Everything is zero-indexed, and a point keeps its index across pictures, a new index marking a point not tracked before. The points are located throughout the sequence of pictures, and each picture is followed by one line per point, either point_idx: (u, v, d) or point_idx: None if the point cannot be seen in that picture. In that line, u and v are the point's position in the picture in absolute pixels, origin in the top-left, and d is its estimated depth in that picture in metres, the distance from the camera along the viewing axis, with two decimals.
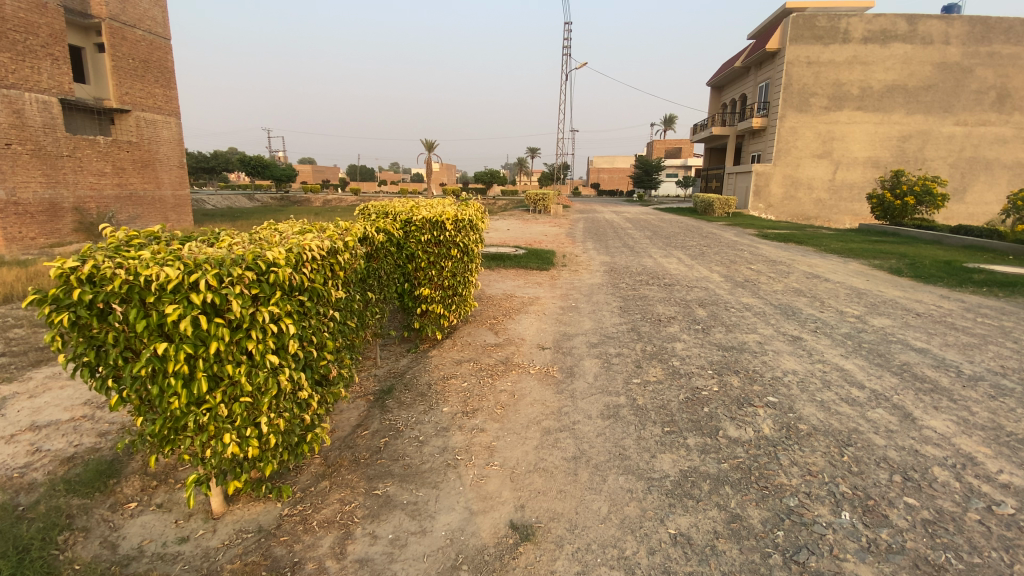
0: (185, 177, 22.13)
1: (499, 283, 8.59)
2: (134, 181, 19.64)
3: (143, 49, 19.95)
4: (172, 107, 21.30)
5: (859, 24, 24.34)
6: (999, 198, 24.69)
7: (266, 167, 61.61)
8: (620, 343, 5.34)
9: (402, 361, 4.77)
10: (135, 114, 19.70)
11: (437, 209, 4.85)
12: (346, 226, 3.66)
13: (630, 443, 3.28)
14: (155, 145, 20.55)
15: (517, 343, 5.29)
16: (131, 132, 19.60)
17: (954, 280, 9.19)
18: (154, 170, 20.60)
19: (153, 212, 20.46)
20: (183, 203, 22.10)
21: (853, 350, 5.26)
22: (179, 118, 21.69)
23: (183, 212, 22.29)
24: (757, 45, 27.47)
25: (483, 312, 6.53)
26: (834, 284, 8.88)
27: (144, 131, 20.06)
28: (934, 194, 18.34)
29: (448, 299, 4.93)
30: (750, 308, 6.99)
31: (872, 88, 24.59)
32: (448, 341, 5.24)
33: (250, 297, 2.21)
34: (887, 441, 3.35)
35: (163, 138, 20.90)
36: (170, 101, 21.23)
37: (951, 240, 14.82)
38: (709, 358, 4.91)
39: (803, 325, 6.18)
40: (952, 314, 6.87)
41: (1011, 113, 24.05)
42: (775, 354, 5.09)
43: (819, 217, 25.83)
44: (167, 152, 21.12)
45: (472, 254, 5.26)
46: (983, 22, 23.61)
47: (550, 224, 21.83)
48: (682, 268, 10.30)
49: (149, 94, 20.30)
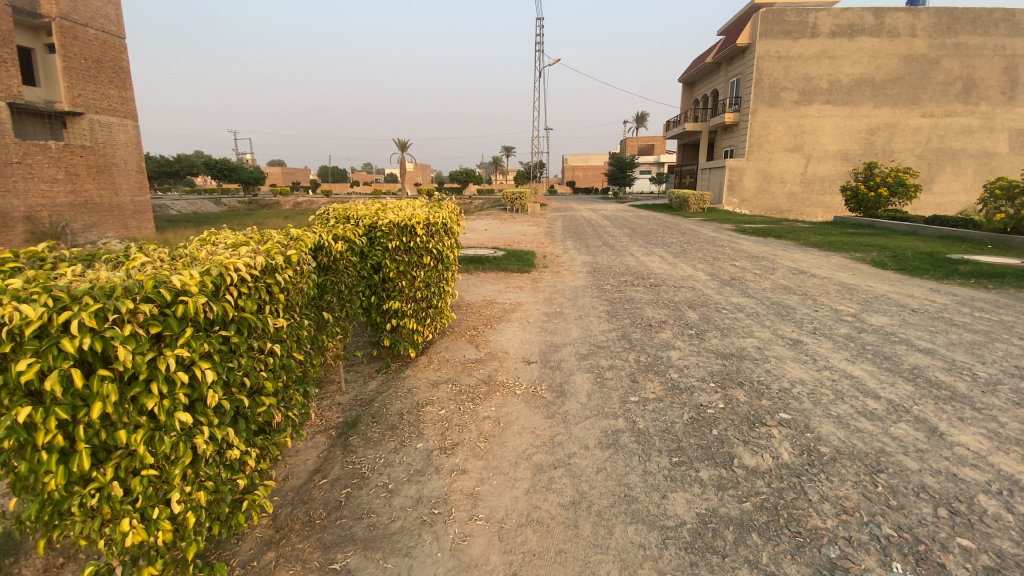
0: (145, 182, 20.65)
1: (478, 288, 8.08)
2: (90, 188, 18.29)
3: (96, 48, 18.50)
4: (130, 108, 19.90)
5: (827, 18, 24.58)
6: (965, 187, 25.26)
7: (232, 170, 59.52)
8: (612, 354, 4.90)
9: (371, 385, 4.25)
10: (89, 116, 18.32)
11: (406, 211, 4.31)
12: (296, 236, 3.11)
13: (636, 480, 2.84)
14: (111, 149, 19.12)
15: (500, 358, 4.80)
16: (84, 136, 18.22)
17: (940, 272, 9.06)
18: (111, 176, 19.17)
19: (110, 221, 19.04)
20: (143, 209, 20.59)
21: (858, 353, 4.93)
22: (138, 120, 20.16)
23: (143, 219, 20.74)
24: (728, 40, 27.59)
25: (461, 323, 6.00)
26: (822, 280, 8.63)
27: (98, 135, 18.62)
28: (907, 184, 18.69)
29: (422, 312, 4.40)
30: (742, 308, 6.65)
31: (840, 82, 24.89)
32: (422, 358, 4.71)
33: (148, 339, 1.64)
34: (921, 464, 2.98)
35: (120, 142, 19.48)
36: (127, 103, 19.73)
37: (928, 231, 14.91)
38: (710, 369, 4.51)
39: (800, 326, 5.86)
40: (948, 309, 6.66)
41: (976, 103, 24.57)
42: (778, 361, 4.72)
43: (793, 210, 26.04)
44: (124, 156, 19.68)
45: (447, 261, 4.75)
46: (947, 14, 24.06)
47: (528, 223, 21.44)
48: (666, 266, 9.96)
49: (104, 96, 18.87)
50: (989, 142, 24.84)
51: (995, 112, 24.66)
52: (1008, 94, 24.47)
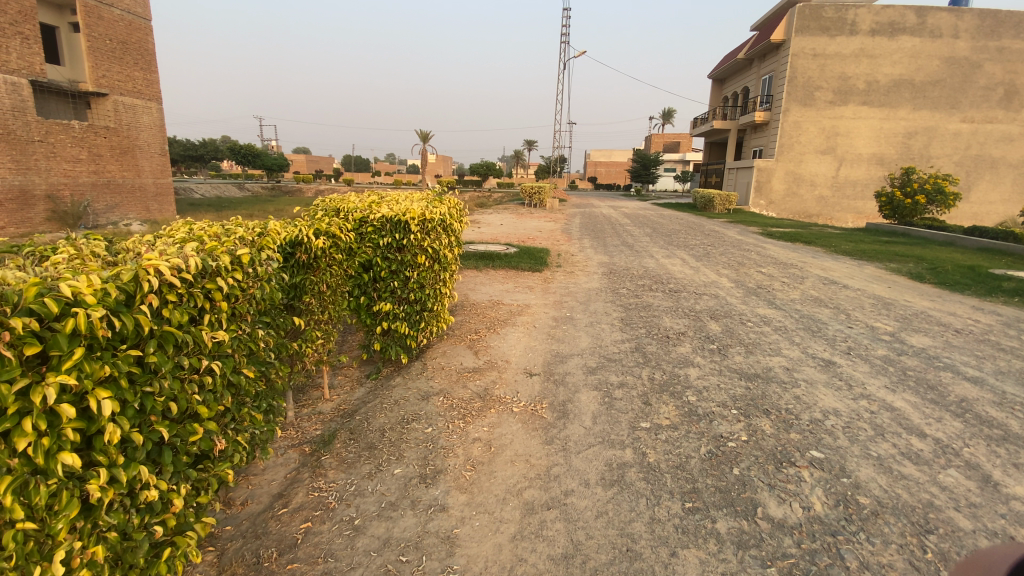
0: (167, 165, 20.79)
1: (485, 287, 7.71)
2: (112, 169, 18.42)
3: (121, 30, 18.57)
4: (154, 91, 19.94)
5: (867, 15, 23.36)
6: (1003, 198, 24.03)
7: (257, 155, 60.14)
8: (623, 369, 4.48)
9: (358, 392, 3.93)
10: (113, 97, 18.39)
11: (401, 205, 3.94)
12: (267, 230, 2.78)
13: (642, 530, 2.44)
14: (134, 130, 19.18)
15: (501, 368, 4.42)
16: (108, 117, 18.28)
17: (982, 288, 8.39)
18: (134, 158, 19.31)
19: (133, 202, 19.22)
20: (165, 191, 20.77)
21: (897, 380, 4.42)
22: (161, 102, 20.23)
23: (165, 201, 20.95)
24: (761, 36, 26.54)
25: (463, 325, 5.63)
26: (855, 292, 8.02)
27: (122, 116, 18.70)
28: (946, 192, 17.58)
29: (415, 316, 4.03)
30: (769, 321, 6.13)
31: (878, 83, 23.73)
32: (416, 364, 4.38)
33: (23, 364, 1.30)
34: (974, 523, 2.50)
35: (144, 124, 19.54)
36: (151, 85, 19.79)
37: (965, 241, 14.02)
38: (732, 392, 4.05)
39: (832, 345, 5.33)
40: (994, 331, 6.05)
41: (1017, 110, 23.29)
42: (809, 386, 4.24)
43: (822, 214, 25.03)
44: (147, 138, 19.78)
45: (446, 260, 4.37)
46: (992, 16, 22.83)
47: (546, 219, 21.01)
48: (687, 270, 9.44)
49: (128, 77, 18.93)
50: None
51: None
52: None
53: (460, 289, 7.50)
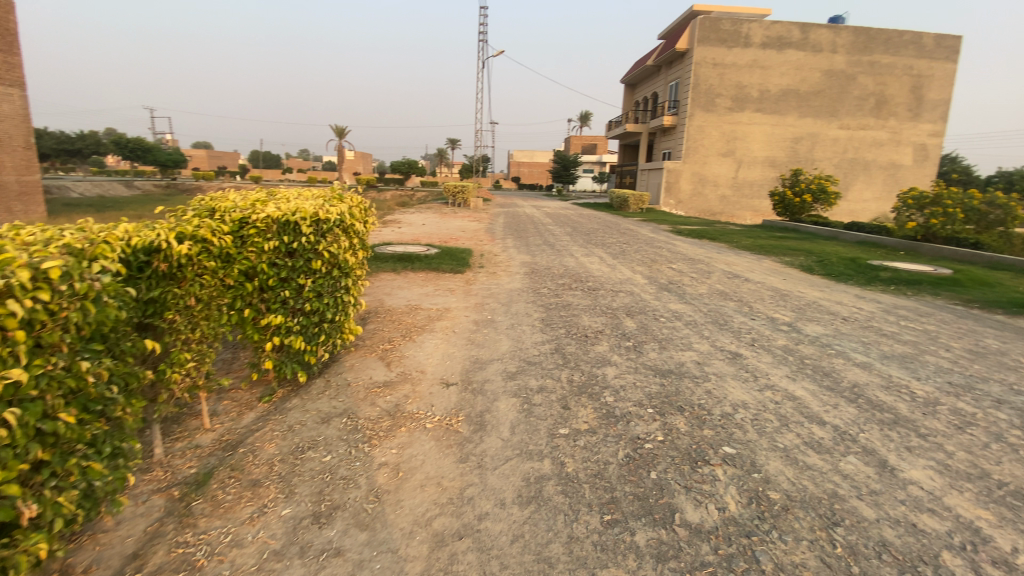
0: (33, 160, 17.91)
1: (402, 292, 7.31)
2: None
3: None
4: (16, 75, 17.06)
5: (759, 30, 25.39)
6: (874, 196, 27.27)
7: (148, 150, 54.26)
8: (543, 372, 4.34)
9: (246, 418, 3.47)
10: None
11: (290, 203, 3.53)
12: (108, 236, 2.33)
13: (560, 552, 2.28)
14: None
15: (414, 380, 4.11)
16: None
17: (863, 278, 9.32)
18: None
19: None
20: (30, 190, 17.96)
21: (797, 369, 4.67)
22: (25, 89, 17.35)
23: (29, 202, 18.12)
24: (667, 44, 28.06)
25: (375, 334, 5.23)
26: (757, 285, 8.56)
27: None
28: (828, 191, 19.55)
29: (312, 328, 3.64)
30: (681, 316, 6.31)
31: (769, 92, 25.97)
32: (319, 381, 3.97)
33: None
34: (878, 512, 2.60)
35: (3, 113, 16.86)
36: (12, 69, 16.89)
37: (846, 236, 15.64)
38: (648, 390, 4.04)
39: (738, 337, 5.57)
40: (875, 318, 6.66)
41: (886, 118, 26.50)
42: (719, 379, 4.34)
43: (725, 212, 26.95)
44: (7, 129, 17.09)
45: (349, 265, 3.99)
46: (866, 32, 25.65)
47: (469, 218, 20.79)
48: (605, 268, 9.60)
49: None
50: (895, 155, 26.90)
51: (902, 127, 26.70)
52: (913, 111, 26.56)
53: (373, 294, 7.04)
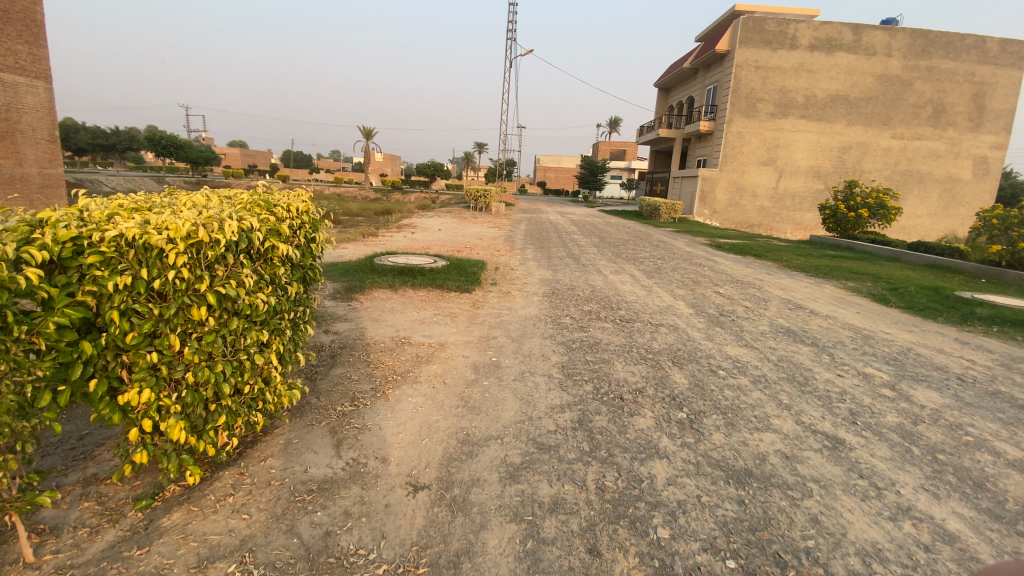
0: (59, 154, 15.54)
1: (391, 317, 6.01)
2: None
3: None
4: (44, 69, 14.82)
5: (807, 31, 23.53)
6: (929, 212, 25.03)
7: (180, 147, 52.91)
8: (559, 470, 2.94)
9: (95, 545, 2.22)
10: None
11: (166, 215, 2.25)
12: None
13: None
14: (15, 112, 14.14)
15: (367, 480, 2.78)
16: None
17: (956, 314, 7.63)
18: (15, 143, 14.22)
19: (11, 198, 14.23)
20: (56, 184, 15.58)
21: (936, 476, 3.10)
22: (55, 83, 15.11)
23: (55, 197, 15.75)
24: (706, 45, 26.33)
25: (339, 387, 3.95)
26: (826, 320, 6.99)
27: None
28: (887, 206, 17.48)
29: (197, 408, 2.34)
30: (744, 369, 4.74)
31: (816, 97, 24.04)
32: (226, 477, 2.71)
33: None
34: None
35: (28, 106, 14.44)
36: (40, 63, 14.66)
37: (911, 258, 13.77)
38: (720, 516, 2.59)
39: (829, 406, 4.02)
40: (1002, 377, 5.05)
41: (943, 128, 24.29)
42: (825, 495, 2.82)
43: (763, 224, 25.01)
44: (32, 122, 14.68)
45: (274, 310, 2.68)
46: (923, 35, 23.61)
47: (489, 224, 19.53)
48: (639, 292, 8.17)
49: (7, 51, 13.82)
50: (954, 168, 24.63)
51: (962, 137, 24.44)
52: (974, 121, 24.26)
53: (356, 321, 5.77)
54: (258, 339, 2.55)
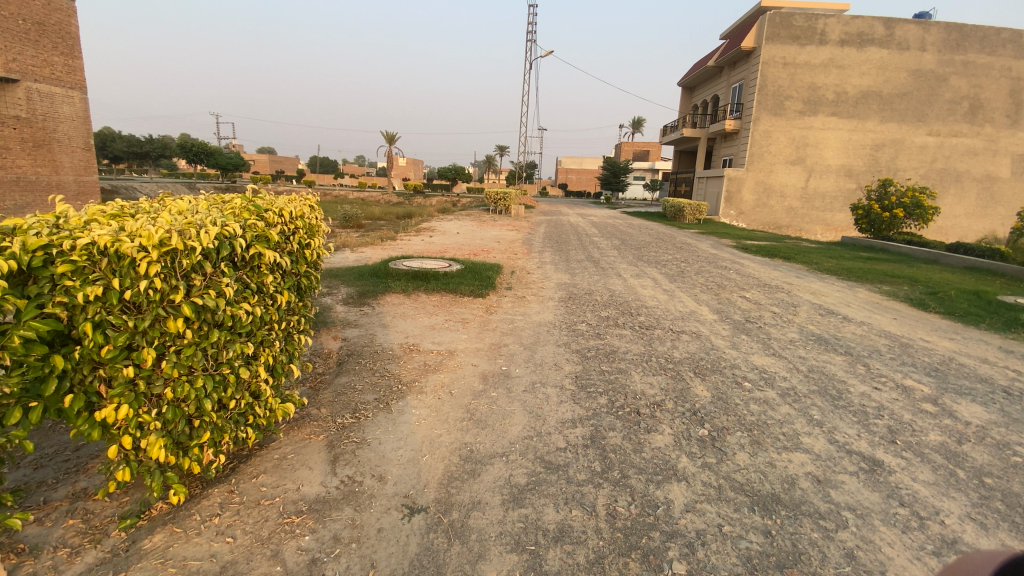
0: (94, 161, 16.05)
1: (403, 323, 5.88)
2: (22, 164, 13.89)
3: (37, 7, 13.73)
4: (79, 80, 15.31)
5: (837, 25, 22.70)
6: (967, 212, 23.83)
7: (210, 154, 54.36)
8: (567, 492, 2.73)
9: (73, 568, 2.11)
10: (25, 84, 13.76)
11: (145, 221, 2.14)
12: None
13: None
14: (52, 121, 14.63)
15: (360, 500, 2.62)
16: (19, 106, 13.71)
17: (1000, 321, 7.10)
18: (51, 152, 14.69)
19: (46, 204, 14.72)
20: (91, 191, 16.08)
21: (989, 505, 2.76)
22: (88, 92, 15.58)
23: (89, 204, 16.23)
24: (730, 43, 25.69)
25: (342, 396, 3.82)
26: (860, 327, 6.57)
27: (36, 106, 14.12)
28: (923, 206, 16.59)
29: (176, 424, 2.21)
30: (772, 380, 4.43)
31: (846, 94, 23.16)
32: (214, 495, 2.59)
33: None
34: None
35: (64, 116, 14.96)
36: (75, 74, 15.12)
37: (950, 260, 13.04)
38: (744, 550, 2.33)
39: (865, 423, 3.69)
40: None
41: (981, 125, 23.02)
42: (862, 527, 2.53)
43: (791, 225, 24.25)
44: (68, 131, 15.18)
45: (262, 320, 2.55)
46: (960, 28, 22.52)
47: (509, 227, 19.36)
48: (660, 296, 7.87)
49: (45, 63, 14.24)
50: (992, 166, 23.34)
51: (999, 135, 23.14)
52: (1012, 118, 23.02)
53: (367, 326, 5.65)
54: (243, 352, 2.42)
